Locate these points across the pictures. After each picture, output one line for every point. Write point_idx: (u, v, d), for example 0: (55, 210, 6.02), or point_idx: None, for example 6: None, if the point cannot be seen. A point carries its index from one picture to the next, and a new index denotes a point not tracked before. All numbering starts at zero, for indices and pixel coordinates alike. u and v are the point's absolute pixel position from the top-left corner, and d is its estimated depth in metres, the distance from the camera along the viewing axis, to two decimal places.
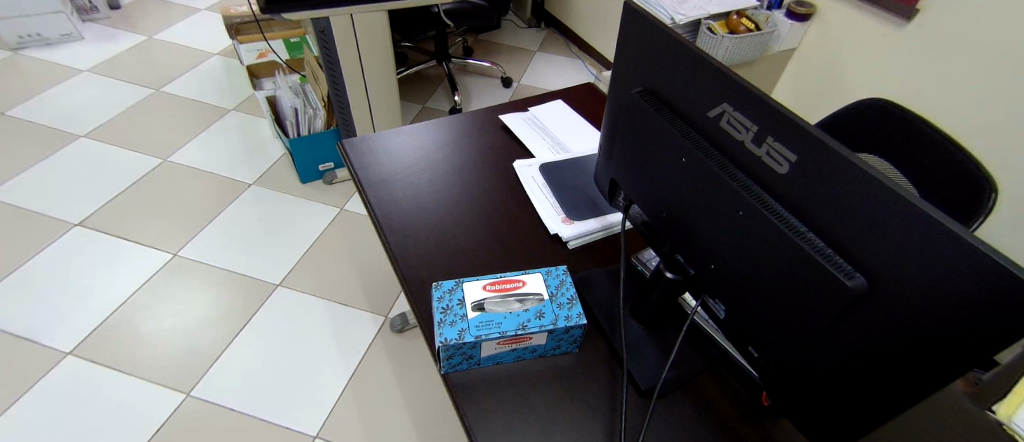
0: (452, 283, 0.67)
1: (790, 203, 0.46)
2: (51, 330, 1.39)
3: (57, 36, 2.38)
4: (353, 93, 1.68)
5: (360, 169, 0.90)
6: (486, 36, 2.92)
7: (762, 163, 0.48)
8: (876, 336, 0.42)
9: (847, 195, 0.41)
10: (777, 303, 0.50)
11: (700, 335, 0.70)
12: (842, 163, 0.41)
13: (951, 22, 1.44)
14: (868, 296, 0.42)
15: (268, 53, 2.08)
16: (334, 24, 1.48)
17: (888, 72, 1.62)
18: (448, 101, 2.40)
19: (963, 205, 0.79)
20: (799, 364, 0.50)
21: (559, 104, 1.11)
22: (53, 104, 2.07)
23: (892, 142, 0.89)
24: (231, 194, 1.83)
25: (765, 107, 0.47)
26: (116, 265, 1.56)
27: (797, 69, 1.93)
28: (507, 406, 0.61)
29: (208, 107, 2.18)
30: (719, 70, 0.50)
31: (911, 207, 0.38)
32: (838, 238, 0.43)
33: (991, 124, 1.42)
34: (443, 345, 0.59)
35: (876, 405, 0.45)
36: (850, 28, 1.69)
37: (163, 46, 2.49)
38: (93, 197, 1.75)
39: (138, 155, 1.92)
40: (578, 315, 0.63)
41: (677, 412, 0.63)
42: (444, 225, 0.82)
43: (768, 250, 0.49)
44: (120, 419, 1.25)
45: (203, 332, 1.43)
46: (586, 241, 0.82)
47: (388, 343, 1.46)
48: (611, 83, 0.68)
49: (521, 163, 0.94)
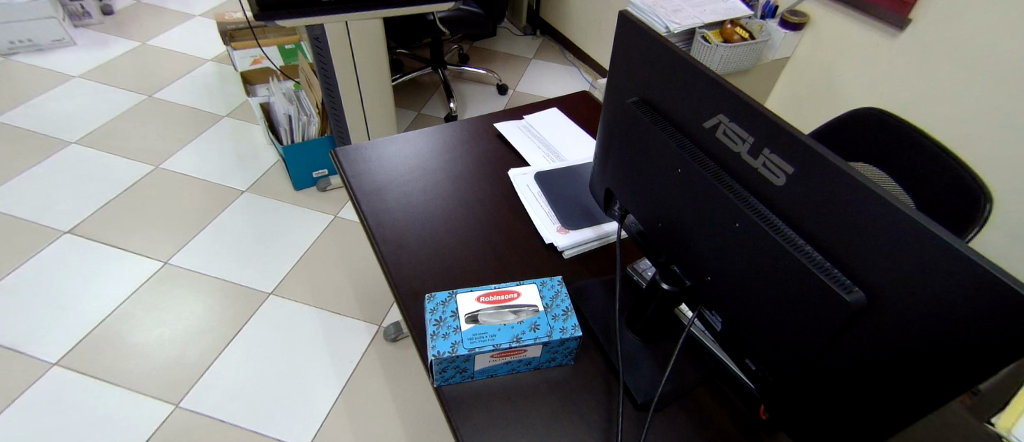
0: (445, 295, 0.66)
1: (787, 215, 0.46)
2: (39, 340, 1.37)
3: (49, 41, 2.36)
4: (347, 100, 1.67)
5: (353, 177, 0.89)
6: (481, 44, 2.92)
7: (759, 174, 0.48)
8: (875, 352, 0.42)
9: (844, 207, 0.41)
10: (775, 316, 0.49)
11: (698, 347, 0.69)
12: (839, 175, 0.41)
13: (943, 33, 1.45)
14: (867, 311, 0.41)
15: (263, 60, 2.10)
16: (328, 30, 1.47)
17: (880, 81, 1.63)
18: (443, 108, 2.40)
19: (958, 218, 0.78)
20: (798, 378, 0.49)
21: (554, 113, 1.10)
22: (44, 110, 2.05)
23: (890, 152, 0.88)
24: (223, 202, 1.81)
25: (762, 118, 0.46)
26: (106, 273, 1.54)
27: (791, 78, 1.94)
28: (501, 420, 0.60)
29: (201, 113, 2.16)
30: (715, 80, 0.50)
31: (907, 220, 0.37)
32: (835, 251, 0.43)
33: (984, 133, 1.43)
34: (436, 359, 0.58)
35: (877, 420, 0.44)
36: (844, 38, 1.70)
37: (156, 52, 2.47)
38: (83, 205, 1.73)
39: (129, 161, 1.90)
40: (573, 327, 0.63)
41: (675, 425, 0.62)
42: (438, 235, 0.81)
43: (765, 263, 0.48)
44: (109, 428, 1.23)
45: (193, 342, 1.41)
46: (582, 251, 0.81)
47: (381, 353, 1.45)
48: (607, 91, 0.68)
49: (515, 172, 0.93)
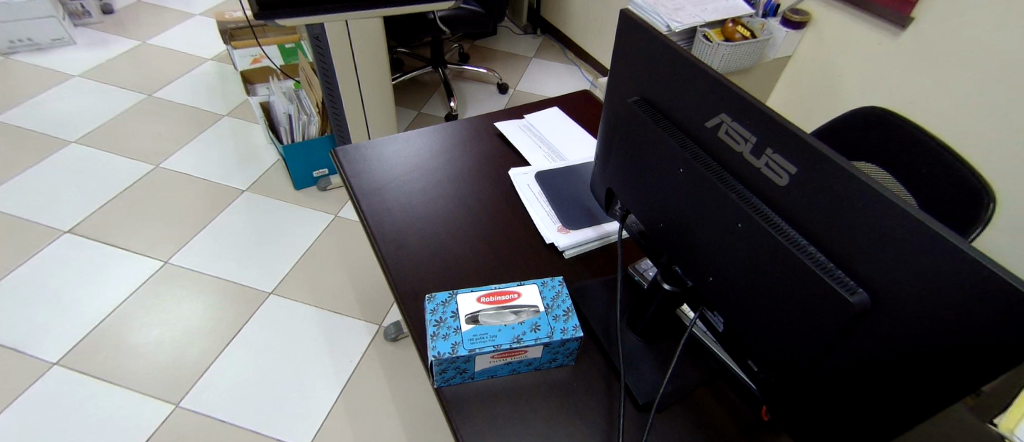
0: (446, 295, 0.65)
1: (790, 216, 0.46)
2: (39, 340, 1.37)
3: (49, 41, 2.36)
4: (347, 99, 1.66)
5: (353, 177, 0.89)
6: (482, 42, 2.92)
7: (761, 175, 0.47)
8: (879, 354, 0.41)
9: (847, 207, 0.41)
10: (778, 317, 0.49)
11: (699, 347, 0.69)
12: (843, 174, 0.40)
13: (945, 31, 1.44)
14: (870, 312, 0.41)
15: (263, 59, 2.11)
16: (328, 29, 1.47)
17: (882, 80, 1.62)
18: (444, 107, 2.39)
19: (960, 219, 0.78)
20: (799, 379, 0.49)
21: (555, 112, 1.10)
22: (44, 109, 2.05)
23: (892, 152, 0.88)
24: (223, 202, 1.81)
25: (764, 117, 0.46)
26: (106, 273, 1.54)
27: (792, 77, 1.93)
28: (501, 420, 0.60)
29: (201, 112, 2.16)
30: (717, 79, 0.49)
31: (912, 220, 0.37)
32: (838, 252, 0.42)
33: (986, 132, 1.43)
34: (436, 359, 0.58)
35: (881, 422, 0.44)
36: (845, 36, 1.69)
37: (156, 51, 2.47)
38: (83, 204, 1.72)
39: (129, 161, 1.90)
40: (574, 328, 0.62)
41: (676, 426, 0.62)
42: (439, 235, 0.81)
43: (767, 264, 0.48)
44: (109, 428, 1.22)
45: (193, 342, 1.40)
46: (583, 251, 0.81)
47: (382, 353, 1.44)
48: (608, 90, 0.67)
49: (516, 171, 0.93)
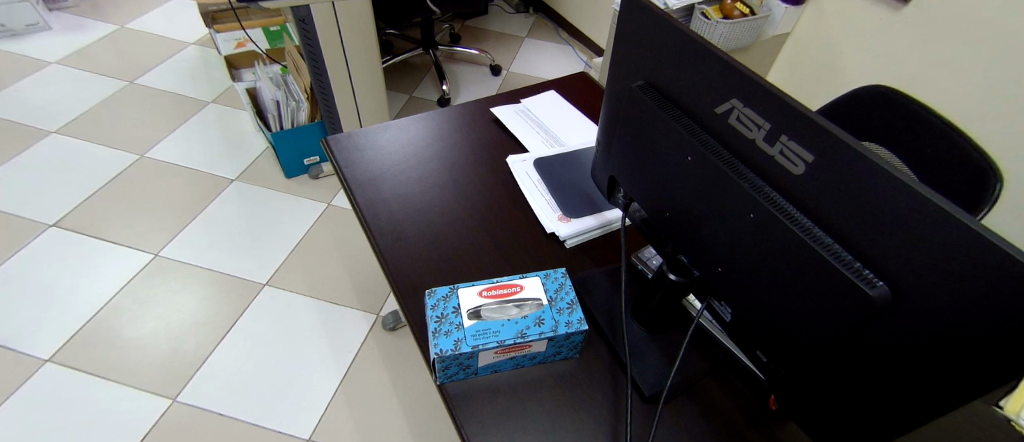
0: (447, 290, 0.63)
1: (807, 208, 0.44)
2: (28, 336, 1.34)
3: (24, 26, 2.27)
4: (336, 85, 1.61)
5: (346, 167, 0.86)
6: (473, 22, 2.85)
7: (775, 163, 0.45)
8: (898, 348, 0.40)
9: (868, 197, 0.39)
10: (792, 309, 0.47)
11: (705, 338, 0.68)
12: (860, 161, 0.39)
13: (947, 7, 1.42)
14: (890, 306, 0.40)
15: (247, 43, 2.03)
16: (314, 11, 1.41)
17: (884, 56, 1.60)
18: (437, 90, 2.35)
19: (967, 195, 0.77)
20: (811, 370, 0.48)
21: (552, 95, 1.07)
22: (20, 98, 1.98)
23: (897, 131, 0.86)
24: (213, 191, 1.77)
25: (777, 103, 0.43)
26: (95, 266, 1.51)
27: (792, 53, 1.90)
28: (506, 416, 0.59)
29: (186, 99, 2.10)
30: (728, 63, 0.47)
31: (933, 210, 0.35)
32: (860, 244, 0.40)
33: (989, 110, 1.41)
34: (438, 357, 0.56)
35: (897, 415, 0.43)
36: (846, 12, 1.66)
37: (137, 35, 2.39)
38: (68, 196, 1.68)
39: (113, 151, 1.84)
40: (579, 321, 0.61)
41: (683, 417, 0.61)
42: (436, 225, 0.78)
43: (780, 255, 0.46)
44: (107, 424, 1.21)
45: (187, 335, 1.38)
46: (583, 240, 0.79)
47: (380, 342, 1.43)
48: (610, 75, 0.65)
49: (514, 158, 0.90)
